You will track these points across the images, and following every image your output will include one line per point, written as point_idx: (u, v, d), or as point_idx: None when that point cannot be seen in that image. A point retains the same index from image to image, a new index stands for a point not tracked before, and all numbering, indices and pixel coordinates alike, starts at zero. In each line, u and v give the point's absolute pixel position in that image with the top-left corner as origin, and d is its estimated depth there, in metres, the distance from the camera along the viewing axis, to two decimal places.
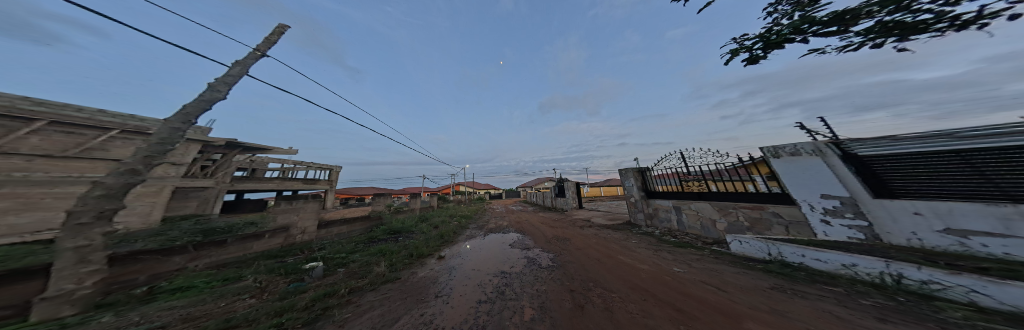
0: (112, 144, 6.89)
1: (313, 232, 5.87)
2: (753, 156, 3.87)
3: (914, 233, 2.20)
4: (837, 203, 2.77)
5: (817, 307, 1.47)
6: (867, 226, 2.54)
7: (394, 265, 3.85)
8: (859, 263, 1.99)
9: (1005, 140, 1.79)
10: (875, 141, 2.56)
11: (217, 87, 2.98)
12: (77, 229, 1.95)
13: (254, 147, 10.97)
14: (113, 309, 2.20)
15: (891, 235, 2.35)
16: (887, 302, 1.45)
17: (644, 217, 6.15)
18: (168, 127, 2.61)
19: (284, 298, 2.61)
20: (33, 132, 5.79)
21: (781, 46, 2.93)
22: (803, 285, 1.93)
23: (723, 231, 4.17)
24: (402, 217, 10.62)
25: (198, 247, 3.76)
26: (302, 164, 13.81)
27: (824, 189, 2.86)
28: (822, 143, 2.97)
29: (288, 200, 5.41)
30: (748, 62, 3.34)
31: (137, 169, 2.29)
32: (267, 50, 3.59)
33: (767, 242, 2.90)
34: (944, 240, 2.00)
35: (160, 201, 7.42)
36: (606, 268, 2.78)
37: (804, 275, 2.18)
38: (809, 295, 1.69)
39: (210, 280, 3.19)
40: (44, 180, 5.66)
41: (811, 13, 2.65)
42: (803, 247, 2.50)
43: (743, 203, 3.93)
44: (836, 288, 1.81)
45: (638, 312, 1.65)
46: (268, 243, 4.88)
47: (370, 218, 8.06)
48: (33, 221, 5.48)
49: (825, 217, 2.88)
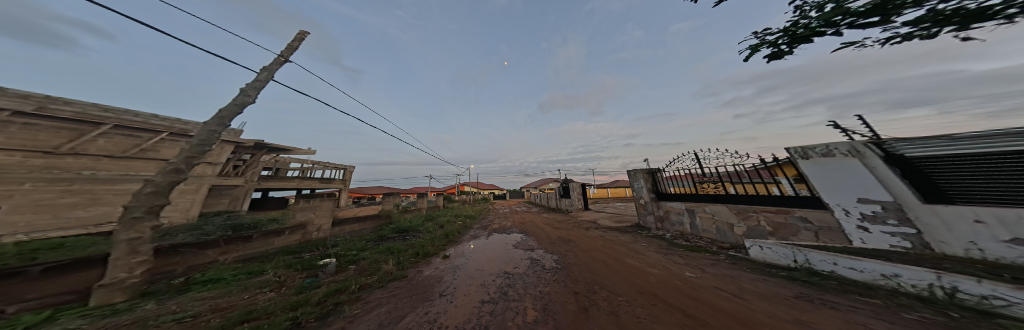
0: (162, 145, 7.79)
1: (327, 229, 6.18)
2: (777, 156, 3.60)
3: (973, 243, 1.92)
4: (878, 208, 2.51)
5: (847, 319, 1.34)
6: (914, 234, 2.27)
7: (402, 263, 3.96)
8: (902, 274, 1.78)
9: None
10: (927, 140, 2.29)
11: (247, 91, 3.27)
12: (132, 222, 2.22)
13: (279, 148, 11.86)
14: (153, 298, 2.42)
15: (945, 245, 2.06)
16: (936, 317, 1.29)
17: (654, 219, 5.88)
18: (206, 129, 2.85)
19: (300, 293, 2.75)
20: (100, 134, 6.66)
21: (810, 40, 2.77)
22: (834, 295, 1.75)
23: (741, 236, 3.91)
24: (409, 216, 10.94)
25: (228, 242, 4.08)
26: (320, 164, 14.65)
27: (862, 192, 2.61)
28: (860, 143, 2.71)
29: (306, 199, 5.80)
30: (771, 59, 3.18)
31: (180, 169, 2.56)
32: (289, 56, 3.90)
33: (793, 248, 2.66)
34: (1010, 251, 1.72)
35: (198, 198, 8.17)
36: (614, 271, 2.68)
37: (834, 284, 1.97)
38: (840, 306, 1.53)
39: (237, 273, 3.45)
40: (106, 178, 6.48)
41: (845, 4, 2.50)
42: (834, 254, 2.27)
43: (765, 207, 3.67)
44: (874, 300, 1.61)
45: (646, 317, 1.58)
46: (287, 239, 5.18)
47: (379, 217, 8.37)
48: (97, 214, 6.25)
49: (862, 224, 2.62)
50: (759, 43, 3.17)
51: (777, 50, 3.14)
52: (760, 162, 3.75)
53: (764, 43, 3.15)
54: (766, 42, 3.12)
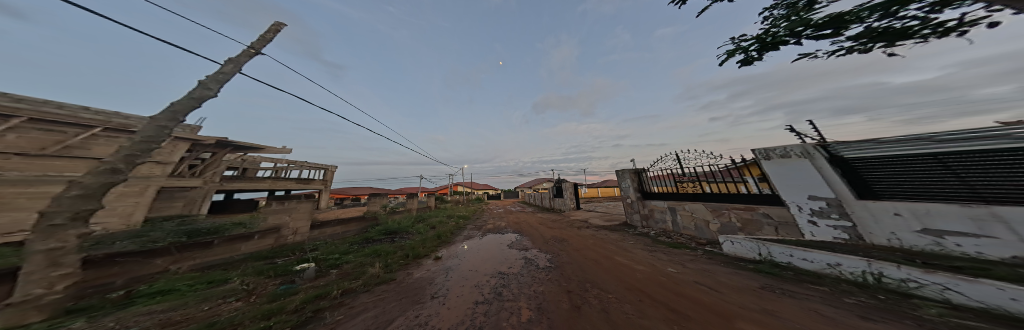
0: (94, 142, 6.64)
1: (305, 232, 5.76)
2: (746, 157, 3.97)
3: (893, 233, 2.34)
4: (823, 204, 2.88)
5: (803, 306, 1.55)
6: (851, 227, 2.66)
7: (389, 265, 3.82)
8: (843, 263, 2.08)
9: (998, 141, 1.90)
10: (860, 144, 2.72)
11: (207, 84, 2.85)
12: (49, 231, 1.69)
13: (247, 146, 10.72)
14: (84, 315, 2.11)
15: (873, 235, 2.47)
16: (869, 300, 1.53)
17: (640, 217, 6.23)
18: (154, 125, 2.32)
19: (274, 301, 2.56)
20: (9, 129, 5.53)
21: (776, 48, 3.05)
22: (791, 284, 1.99)
23: (716, 232, 4.26)
24: (398, 217, 10.52)
25: (182, 249, 3.63)
26: (296, 164, 13.50)
27: (812, 190, 2.97)
28: (810, 146, 3.09)
29: (279, 201, 5.35)
30: (744, 64, 3.45)
31: (119, 169, 1.98)
32: (263, 48, 3.48)
33: (758, 242, 2.98)
34: (922, 240, 2.13)
35: (144, 201, 7.16)
36: (604, 269, 2.81)
37: (792, 274, 2.25)
38: (796, 294, 1.75)
39: (195, 283, 3.09)
40: (16, 179, 5.37)
41: (806, 17, 2.77)
42: (791, 247, 2.58)
43: (735, 204, 4.06)
44: (822, 288, 1.87)
45: (634, 313, 1.69)
46: (258, 244, 4.75)
47: (365, 218, 7.98)
48: (5, 221, 5.25)
49: (812, 218, 2.99)
50: (734, 49, 3.43)
51: (749, 57, 3.42)
52: (731, 163, 4.11)
53: (738, 49, 3.41)
54: (740, 48, 3.39)
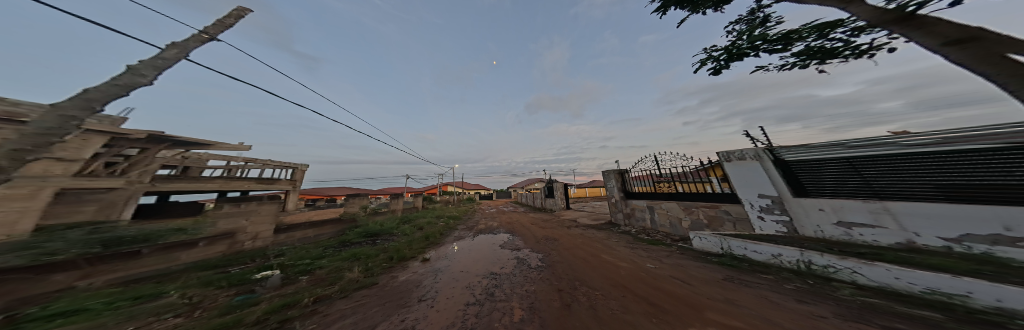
0: None
1: (267, 237, 5.18)
2: (711, 160, 4.43)
3: (818, 226, 2.87)
4: (769, 201, 3.37)
5: (754, 293, 1.82)
6: (789, 221, 3.16)
7: (370, 269, 3.61)
8: (783, 254, 2.48)
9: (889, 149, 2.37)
10: (795, 148, 3.18)
11: (140, 71, 2.30)
12: None
13: (192, 142, 9.14)
14: None
15: (804, 228, 2.99)
16: (803, 285, 1.85)
17: (623, 216, 6.67)
18: (55, 114, 1.75)
19: (228, 313, 2.26)
20: None
21: (740, 59, 3.39)
22: (747, 275, 2.32)
23: (687, 229, 4.75)
24: (380, 219, 9.90)
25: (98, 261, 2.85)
26: (257, 162, 11.90)
27: (762, 189, 3.44)
28: (760, 149, 3.53)
29: (234, 203, 4.69)
30: (714, 72, 3.79)
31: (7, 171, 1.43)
32: (220, 34, 2.93)
33: (721, 237, 3.39)
34: (837, 231, 2.68)
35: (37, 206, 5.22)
36: (591, 267, 2.98)
37: (747, 265, 2.61)
38: (750, 284, 2.05)
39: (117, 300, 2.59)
40: None
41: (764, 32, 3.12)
42: (745, 241, 2.98)
43: (702, 203, 4.55)
44: (769, 276, 2.21)
45: (618, 308, 1.83)
46: (207, 252, 4.14)
47: (342, 220, 7.40)
48: None
49: (760, 214, 3.48)
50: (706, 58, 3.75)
51: (718, 66, 3.76)
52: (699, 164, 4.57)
53: (710, 58, 3.73)
54: (711, 57, 3.71)
